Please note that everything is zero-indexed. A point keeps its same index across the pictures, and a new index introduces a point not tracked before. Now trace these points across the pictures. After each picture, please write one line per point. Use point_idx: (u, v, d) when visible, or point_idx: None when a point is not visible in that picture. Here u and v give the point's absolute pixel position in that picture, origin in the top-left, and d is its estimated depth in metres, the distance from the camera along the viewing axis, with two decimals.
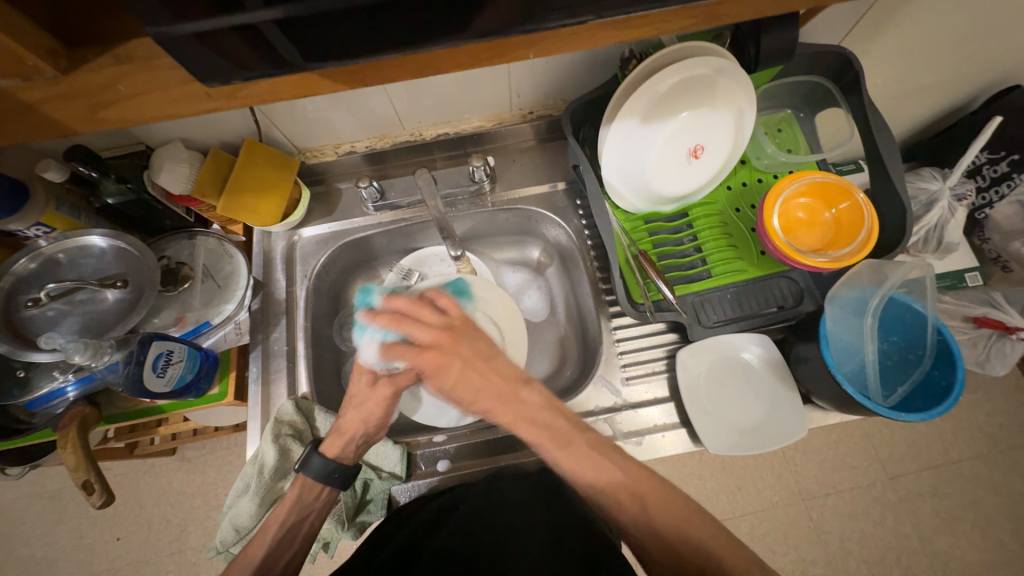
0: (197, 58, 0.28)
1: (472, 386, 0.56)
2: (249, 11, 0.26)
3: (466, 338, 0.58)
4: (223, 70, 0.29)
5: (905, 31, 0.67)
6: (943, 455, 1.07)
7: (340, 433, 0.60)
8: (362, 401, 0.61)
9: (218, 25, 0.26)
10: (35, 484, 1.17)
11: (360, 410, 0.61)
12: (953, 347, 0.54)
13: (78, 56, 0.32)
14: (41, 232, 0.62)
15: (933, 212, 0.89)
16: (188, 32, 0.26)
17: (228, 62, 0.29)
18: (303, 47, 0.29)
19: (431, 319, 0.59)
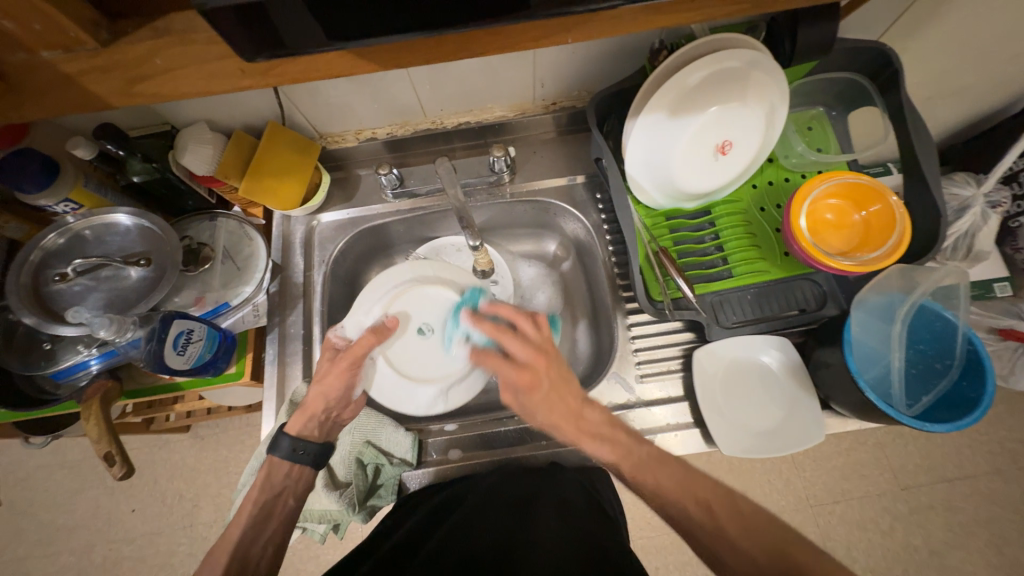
0: (231, 32, 0.28)
1: (556, 407, 0.55)
2: None
3: (558, 361, 0.57)
4: (256, 46, 0.29)
5: (949, 29, 0.65)
6: (958, 468, 1.05)
7: (306, 411, 0.59)
8: (322, 375, 0.59)
9: None
10: (56, 453, 1.21)
11: (321, 385, 0.59)
12: (984, 360, 0.52)
13: (119, 28, 0.32)
14: (69, 208, 0.63)
15: (964, 219, 0.87)
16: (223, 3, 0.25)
17: (262, 39, 0.29)
18: (329, 27, 0.29)
19: (535, 339, 0.57)
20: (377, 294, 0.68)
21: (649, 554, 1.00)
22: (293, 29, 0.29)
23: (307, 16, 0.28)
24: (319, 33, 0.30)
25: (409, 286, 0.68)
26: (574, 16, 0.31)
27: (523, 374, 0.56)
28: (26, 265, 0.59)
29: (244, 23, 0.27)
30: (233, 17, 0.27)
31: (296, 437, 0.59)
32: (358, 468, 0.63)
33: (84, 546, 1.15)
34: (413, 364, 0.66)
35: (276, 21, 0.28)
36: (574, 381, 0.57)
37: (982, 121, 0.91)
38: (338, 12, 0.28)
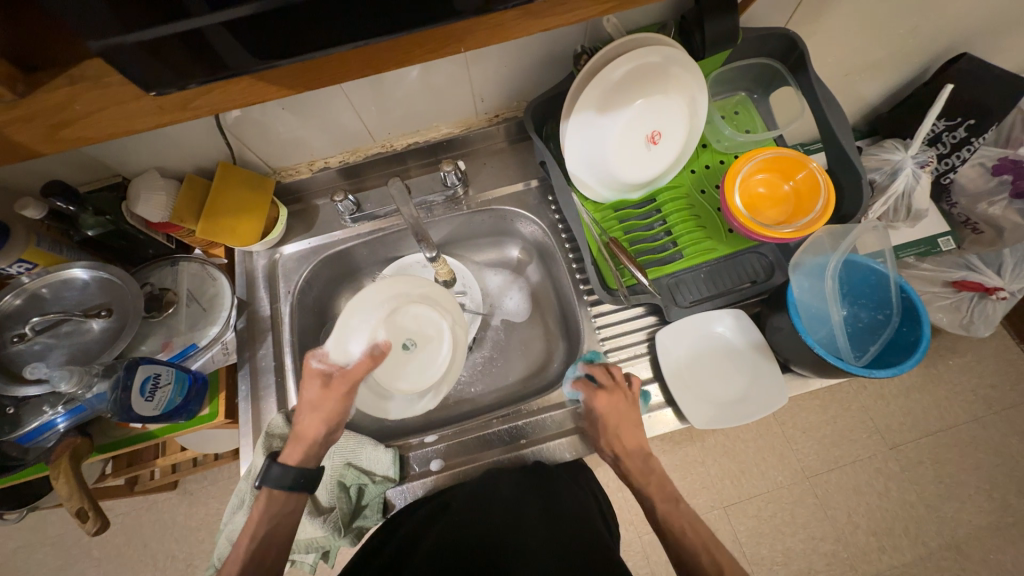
0: (160, 63, 0.29)
1: (633, 434, 0.62)
2: (197, 16, 0.27)
3: (631, 400, 0.62)
4: (187, 73, 0.31)
5: (849, 9, 0.70)
6: (940, 421, 1.08)
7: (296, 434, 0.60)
8: (318, 404, 0.60)
9: (168, 33, 0.27)
10: (35, 531, 1.16)
11: (317, 412, 0.60)
12: (918, 303, 0.56)
13: (36, 81, 0.33)
14: (23, 268, 0.62)
15: (898, 181, 0.92)
16: (141, 40, 0.27)
17: (191, 65, 0.30)
18: (259, 51, 0.30)
19: (620, 381, 0.63)
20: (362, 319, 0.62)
21: (657, 548, 1.00)
22: (223, 54, 0.30)
23: (232, 42, 0.29)
24: (249, 56, 0.31)
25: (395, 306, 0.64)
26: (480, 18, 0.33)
27: (614, 400, 0.62)
28: None
29: (168, 53, 0.29)
30: (158, 48, 0.28)
31: (282, 464, 0.58)
32: (341, 491, 0.63)
33: None
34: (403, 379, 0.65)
35: (202, 48, 0.29)
36: (636, 427, 0.63)
37: (901, 89, 0.97)
38: (265, 32, 0.29)
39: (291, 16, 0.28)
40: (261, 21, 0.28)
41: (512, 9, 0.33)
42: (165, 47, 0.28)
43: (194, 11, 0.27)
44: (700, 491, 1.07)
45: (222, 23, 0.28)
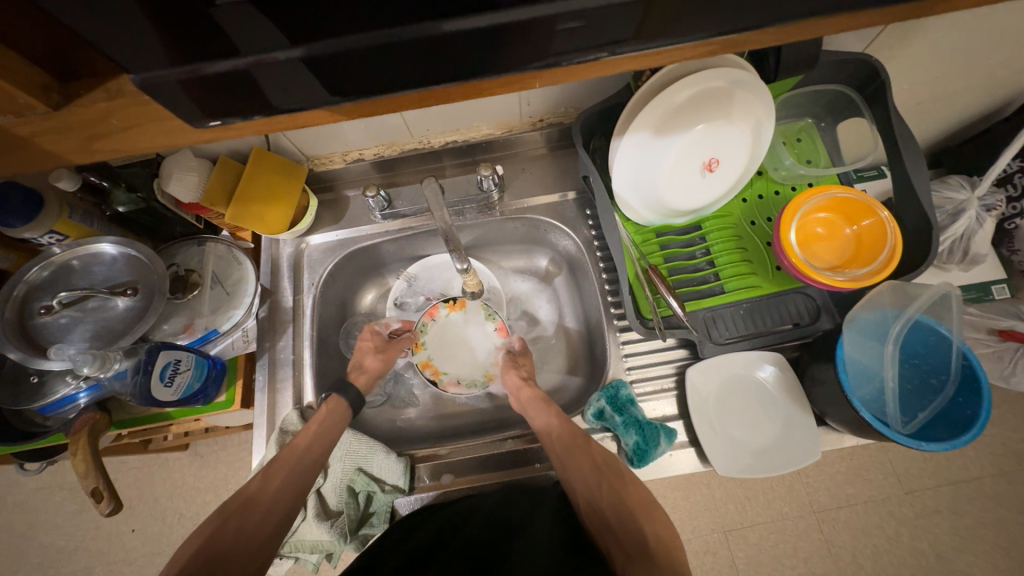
0: (213, 96, 0.30)
1: (540, 412, 0.64)
2: (275, 49, 0.28)
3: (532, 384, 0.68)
4: (251, 105, 0.31)
5: (939, 37, 0.63)
6: (963, 471, 1.00)
7: (358, 366, 0.71)
8: (387, 350, 0.73)
9: (242, 64, 0.28)
10: (55, 475, 1.20)
11: (383, 356, 0.73)
12: (980, 376, 0.52)
13: (71, 91, 0.33)
14: (55, 239, 0.61)
15: (960, 223, 0.83)
16: (211, 70, 0.28)
17: (255, 98, 0.31)
18: (331, 85, 0.30)
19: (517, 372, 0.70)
20: (459, 377, 0.74)
21: None
22: (291, 87, 0.30)
23: (309, 76, 0.29)
24: (322, 89, 0.31)
25: (463, 358, 0.75)
26: (539, 68, 0.32)
27: (510, 377, 0.70)
28: (9, 300, 0.58)
29: (234, 86, 0.29)
30: (225, 79, 0.29)
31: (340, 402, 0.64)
32: (350, 496, 0.63)
33: (86, 566, 1.15)
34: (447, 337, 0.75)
35: (272, 82, 0.30)
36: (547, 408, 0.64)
37: (977, 122, 0.89)
38: (337, 71, 0.29)
39: (362, 58, 0.29)
40: (337, 60, 0.28)
41: (575, 34, 0.29)
42: (230, 78, 0.29)
43: (272, 46, 0.28)
44: (700, 514, 1.01)
45: (299, 57, 0.28)
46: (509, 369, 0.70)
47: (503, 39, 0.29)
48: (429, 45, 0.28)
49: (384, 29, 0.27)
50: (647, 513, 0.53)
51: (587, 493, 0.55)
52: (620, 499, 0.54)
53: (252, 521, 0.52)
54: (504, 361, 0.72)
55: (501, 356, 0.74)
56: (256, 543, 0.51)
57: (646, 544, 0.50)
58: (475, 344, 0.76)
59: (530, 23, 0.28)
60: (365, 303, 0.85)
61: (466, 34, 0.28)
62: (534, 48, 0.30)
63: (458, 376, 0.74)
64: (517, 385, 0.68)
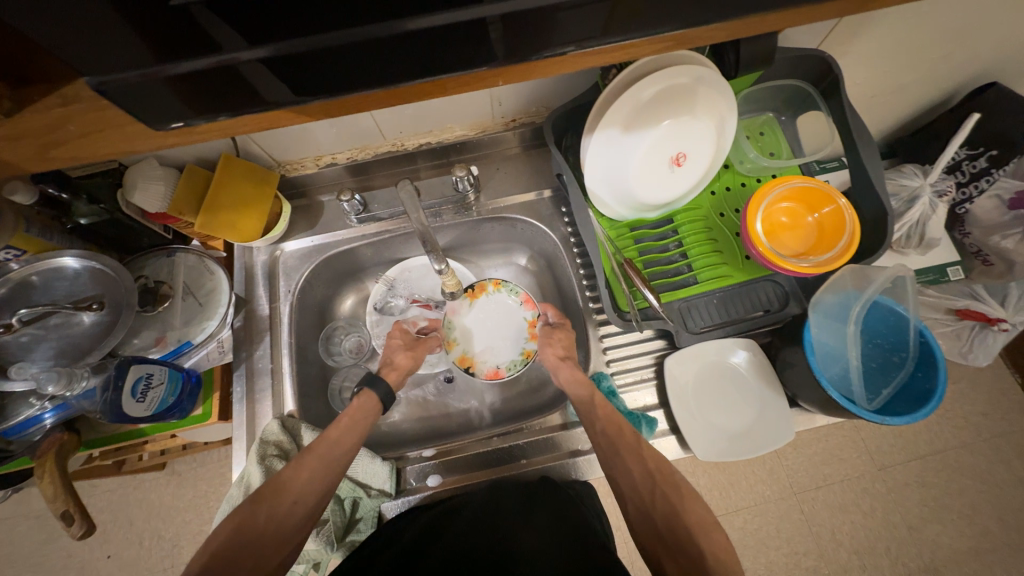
0: (172, 99, 0.29)
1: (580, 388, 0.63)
2: (235, 51, 0.27)
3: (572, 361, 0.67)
4: (213, 108, 0.31)
5: (885, 33, 0.66)
6: (929, 444, 1.05)
7: (387, 363, 0.70)
8: (415, 346, 0.72)
9: (201, 66, 0.28)
10: (21, 504, 1.14)
11: (411, 352, 0.72)
12: (936, 351, 0.55)
13: (22, 96, 0.32)
14: (11, 254, 0.58)
15: (914, 209, 0.87)
16: (170, 73, 0.27)
17: (216, 101, 0.30)
18: (296, 85, 0.30)
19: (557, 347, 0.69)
20: (498, 362, 0.72)
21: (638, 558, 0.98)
22: (255, 88, 0.30)
23: (272, 76, 0.29)
24: (285, 89, 0.31)
25: (497, 342, 0.73)
26: (504, 66, 0.32)
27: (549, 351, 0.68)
28: None
29: (194, 88, 0.29)
30: (185, 81, 0.28)
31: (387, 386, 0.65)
32: (336, 503, 0.62)
33: None
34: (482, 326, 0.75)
35: (233, 85, 0.29)
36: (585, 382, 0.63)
37: (925, 114, 0.94)
38: (300, 71, 0.29)
39: (325, 57, 0.29)
40: (300, 60, 0.28)
41: (536, 32, 0.30)
42: (190, 81, 0.28)
43: (232, 47, 0.27)
44: None
45: (260, 58, 0.28)
46: (551, 344, 0.68)
47: (468, 37, 0.29)
48: (393, 44, 0.29)
49: (348, 30, 0.28)
50: (704, 531, 0.48)
51: (637, 498, 0.53)
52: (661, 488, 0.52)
53: (270, 523, 0.51)
54: (541, 335, 0.70)
55: (537, 329, 0.72)
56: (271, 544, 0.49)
57: (702, 562, 0.46)
58: (505, 325, 0.74)
59: (493, 21, 0.29)
60: (345, 309, 0.84)
61: (429, 32, 0.28)
62: (498, 46, 0.30)
63: (497, 361, 0.72)
64: (557, 362, 0.66)
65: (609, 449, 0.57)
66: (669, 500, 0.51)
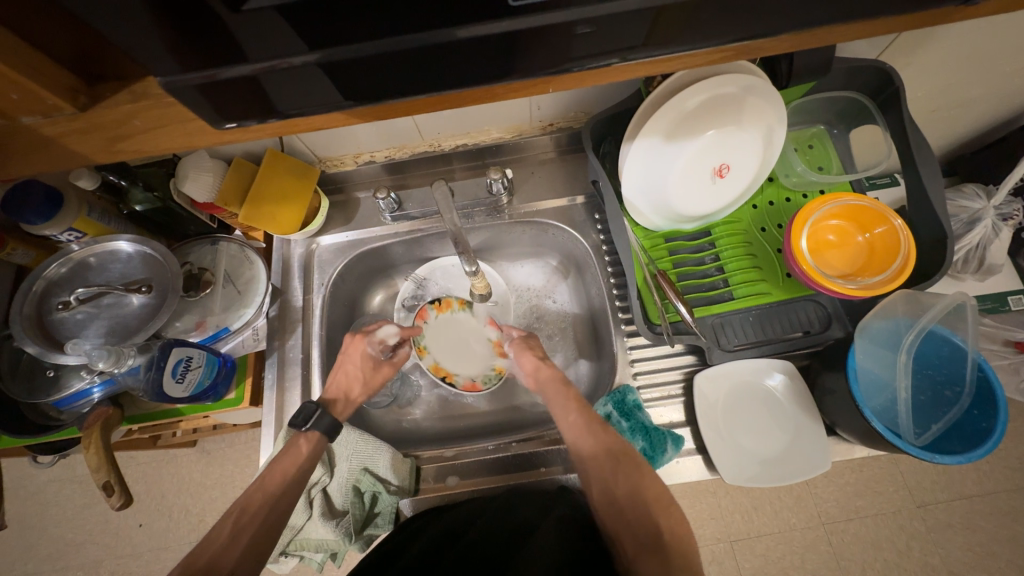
0: (226, 99, 0.30)
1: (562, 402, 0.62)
2: (291, 54, 0.28)
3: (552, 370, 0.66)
4: (265, 109, 0.32)
5: (955, 43, 0.62)
6: (977, 485, 0.98)
7: (342, 395, 0.66)
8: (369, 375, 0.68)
9: (258, 69, 0.28)
10: (66, 468, 1.22)
11: (366, 381, 0.68)
12: (997, 388, 0.51)
13: (97, 93, 0.35)
14: (73, 237, 0.62)
15: (975, 232, 0.82)
16: (228, 75, 0.29)
17: (270, 103, 0.31)
18: (345, 90, 0.31)
19: (532, 360, 0.68)
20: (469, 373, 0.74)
21: None
22: (308, 92, 0.31)
23: (324, 80, 0.30)
24: (335, 93, 0.31)
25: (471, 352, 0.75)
26: (552, 74, 0.32)
27: (529, 361, 0.68)
28: (29, 295, 0.59)
29: (250, 89, 0.30)
30: (241, 83, 0.29)
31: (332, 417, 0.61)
32: (356, 496, 0.63)
33: (94, 560, 1.16)
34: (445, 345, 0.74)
35: (287, 87, 0.30)
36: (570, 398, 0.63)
37: (993, 130, 0.87)
38: (351, 76, 0.30)
39: (377, 63, 0.29)
40: (352, 65, 0.29)
41: (588, 41, 0.30)
42: (246, 83, 0.29)
43: (289, 51, 0.28)
44: (706, 523, 1.00)
45: (315, 62, 0.29)
46: (525, 351, 0.68)
47: (518, 45, 0.29)
48: (443, 50, 0.29)
49: (401, 36, 0.28)
50: (663, 508, 0.53)
51: (604, 484, 0.56)
52: (636, 490, 0.54)
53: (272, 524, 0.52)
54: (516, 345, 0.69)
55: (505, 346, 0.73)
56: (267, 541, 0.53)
57: (660, 536, 0.51)
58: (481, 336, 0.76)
59: (544, 29, 0.28)
60: (374, 304, 0.85)
61: (479, 39, 0.28)
62: (546, 54, 0.30)
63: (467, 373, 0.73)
64: (535, 364, 0.67)
65: (579, 445, 0.59)
66: (631, 482, 0.55)
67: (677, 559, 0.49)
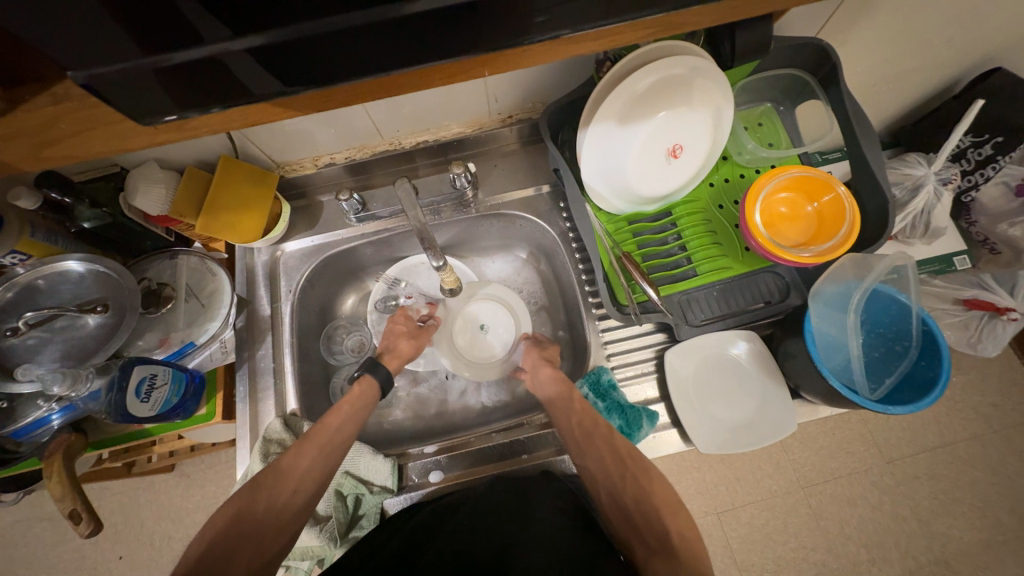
0: (159, 91, 0.30)
1: (561, 393, 0.64)
2: (221, 41, 0.28)
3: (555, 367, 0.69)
4: (207, 100, 0.32)
5: (885, 19, 0.65)
6: (938, 437, 1.04)
7: (390, 350, 0.72)
8: (416, 333, 0.75)
9: (191, 57, 0.28)
10: (33, 507, 1.16)
11: (415, 340, 0.74)
12: (939, 339, 0.55)
13: (16, 96, 0.34)
14: (17, 259, 0.59)
15: (918, 198, 0.86)
16: (160, 66, 0.28)
17: (206, 94, 0.31)
18: (284, 76, 0.31)
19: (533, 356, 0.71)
20: (489, 359, 0.76)
21: None
22: (247, 80, 0.31)
23: (258, 67, 0.30)
24: (274, 81, 0.31)
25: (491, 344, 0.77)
26: (493, 51, 0.32)
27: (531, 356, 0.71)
28: None
29: (182, 83, 0.30)
30: (176, 74, 0.29)
31: (388, 368, 0.68)
32: (339, 500, 0.63)
33: None
34: (465, 350, 0.76)
35: (225, 76, 0.30)
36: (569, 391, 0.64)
37: (929, 101, 0.92)
38: (286, 60, 0.30)
39: (311, 45, 0.29)
40: (286, 48, 0.29)
41: (525, 17, 0.30)
42: (178, 73, 0.29)
43: (218, 37, 0.27)
44: (692, 498, 1.03)
45: (246, 48, 0.28)
46: (532, 350, 0.71)
47: (454, 21, 0.29)
48: (381, 30, 0.29)
49: (333, 17, 0.28)
50: (670, 509, 0.53)
51: (609, 485, 0.56)
52: (642, 492, 0.55)
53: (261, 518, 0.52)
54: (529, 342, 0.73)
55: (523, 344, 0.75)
56: (268, 541, 0.51)
57: (670, 541, 0.50)
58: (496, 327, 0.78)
59: (479, 6, 0.29)
60: (346, 308, 0.85)
61: (418, 18, 0.29)
62: (486, 32, 0.31)
63: (489, 358, 0.77)
64: (537, 364, 0.69)
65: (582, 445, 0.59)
66: (637, 485, 0.55)
67: (687, 560, 0.48)
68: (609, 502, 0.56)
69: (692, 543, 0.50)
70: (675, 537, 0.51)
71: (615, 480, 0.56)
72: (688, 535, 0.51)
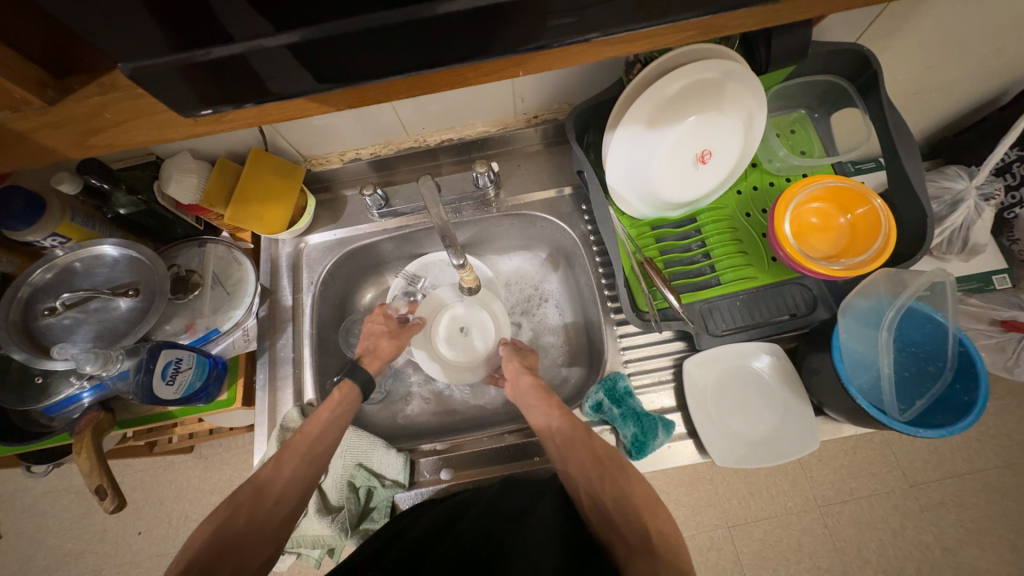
0: (199, 83, 0.30)
1: (541, 406, 0.63)
2: (262, 37, 0.28)
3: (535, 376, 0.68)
4: (244, 94, 0.32)
5: (932, 25, 0.63)
6: (967, 463, 0.99)
7: (371, 351, 0.70)
8: (398, 333, 0.73)
9: (231, 52, 0.29)
10: (61, 478, 1.21)
11: (397, 340, 0.72)
12: (977, 361, 0.52)
13: (66, 85, 0.35)
14: (57, 242, 0.62)
15: (958, 213, 0.82)
16: (202, 59, 0.29)
17: (243, 88, 0.32)
18: (319, 73, 0.31)
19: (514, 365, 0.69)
20: (468, 362, 0.76)
21: None
22: (283, 76, 0.31)
23: (295, 63, 0.30)
24: (309, 77, 0.32)
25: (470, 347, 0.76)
26: (526, 52, 0.32)
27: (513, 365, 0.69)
28: (14, 302, 0.59)
29: (221, 76, 0.30)
30: (216, 67, 0.29)
31: (366, 370, 0.67)
32: (351, 492, 0.63)
33: (95, 569, 1.16)
34: (445, 352, 0.76)
35: (262, 72, 0.30)
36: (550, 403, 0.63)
37: (974, 112, 0.88)
38: (322, 57, 0.30)
39: (347, 43, 0.29)
40: (322, 45, 0.29)
41: (560, 18, 0.30)
42: (218, 67, 0.29)
43: (258, 33, 0.28)
44: (704, 511, 1.01)
45: (284, 44, 0.29)
46: (513, 357, 0.70)
47: (490, 21, 0.29)
48: (416, 29, 0.29)
49: (371, 15, 0.28)
50: (651, 511, 0.52)
51: (592, 493, 0.55)
52: (625, 495, 0.54)
53: (264, 509, 0.54)
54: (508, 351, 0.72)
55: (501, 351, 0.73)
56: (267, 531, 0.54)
57: (650, 541, 0.50)
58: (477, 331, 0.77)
59: (516, 6, 0.29)
60: (365, 302, 0.86)
61: (454, 18, 0.29)
62: (522, 32, 0.30)
63: (467, 361, 0.76)
64: (517, 372, 0.68)
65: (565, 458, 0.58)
66: (618, 488, 0.54)
67: (670, 563, 0.47)
68: (591, 510, 0.55)
69: (674, 548, 0.49)
70: (655, 538, 0.50)
71: (597, 488, 0.55)
72: (669, 539, 0.50)
